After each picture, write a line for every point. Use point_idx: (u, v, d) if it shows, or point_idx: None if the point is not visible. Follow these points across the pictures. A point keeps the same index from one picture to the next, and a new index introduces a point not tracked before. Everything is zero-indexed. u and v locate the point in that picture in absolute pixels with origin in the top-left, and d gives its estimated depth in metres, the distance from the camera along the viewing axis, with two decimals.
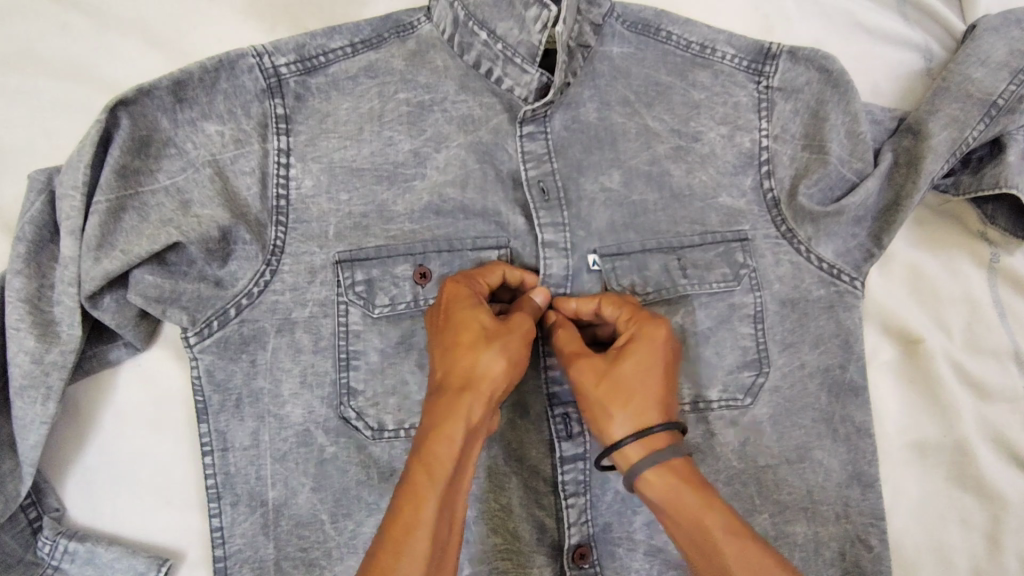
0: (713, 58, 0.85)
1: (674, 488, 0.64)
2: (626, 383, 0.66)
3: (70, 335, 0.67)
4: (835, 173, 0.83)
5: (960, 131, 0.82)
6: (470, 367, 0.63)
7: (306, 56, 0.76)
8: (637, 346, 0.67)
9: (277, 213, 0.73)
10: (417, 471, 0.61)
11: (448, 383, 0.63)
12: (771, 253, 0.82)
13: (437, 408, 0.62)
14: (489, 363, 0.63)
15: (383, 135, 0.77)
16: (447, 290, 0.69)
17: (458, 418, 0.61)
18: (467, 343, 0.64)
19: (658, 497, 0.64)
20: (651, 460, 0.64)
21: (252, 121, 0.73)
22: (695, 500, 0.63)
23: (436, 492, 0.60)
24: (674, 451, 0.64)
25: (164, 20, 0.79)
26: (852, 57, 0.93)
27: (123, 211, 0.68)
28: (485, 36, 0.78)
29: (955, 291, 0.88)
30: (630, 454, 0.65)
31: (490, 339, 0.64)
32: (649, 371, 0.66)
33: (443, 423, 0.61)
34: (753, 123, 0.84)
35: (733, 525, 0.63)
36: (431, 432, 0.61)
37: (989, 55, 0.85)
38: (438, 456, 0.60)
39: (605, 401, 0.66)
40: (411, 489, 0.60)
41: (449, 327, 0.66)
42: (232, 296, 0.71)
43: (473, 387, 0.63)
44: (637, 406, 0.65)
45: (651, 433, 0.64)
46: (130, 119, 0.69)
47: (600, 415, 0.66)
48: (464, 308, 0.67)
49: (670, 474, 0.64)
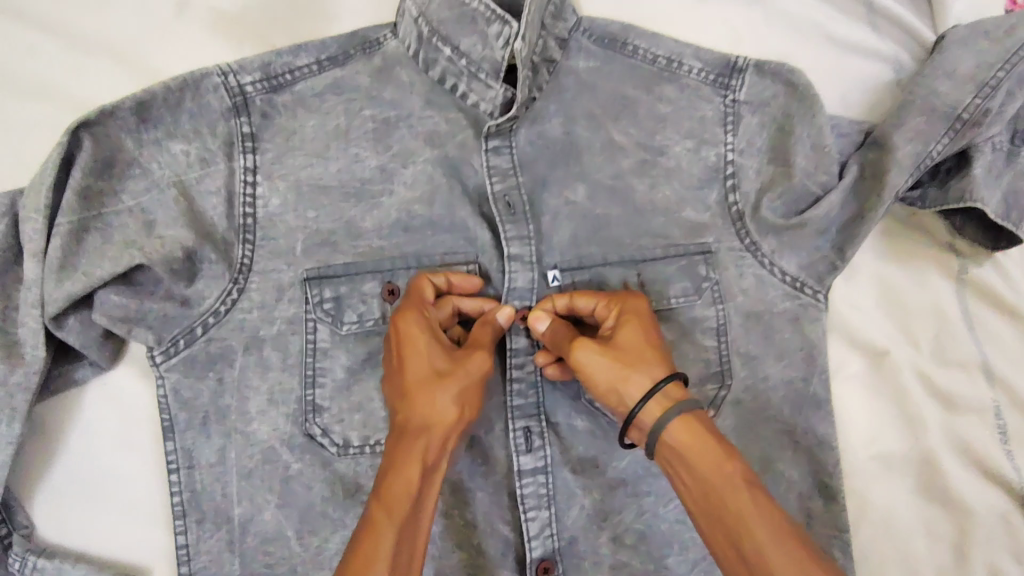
0: (680, 72, 0.86)
1: (702, 437, 0.64)
2: (634, 349, 0.68)
3: (34, 356, 0.68)
4: (801, 187, 0.83)
5: (925, 145, 0.82)
6: (425, 411, 0.65)
7: (272, 74, 0.76)
8: (630, 318, 0.71)
9: (243, 231, 0.73)
10: (375, 508, 0.62)
11: (407, 424, 0.65)
12: (736, 266, 0.83)
13: (394, 449, 0.64)
14: (445, 403, 0.65)
15: (349, 152, 0.78)
16: (397, 327, 0.69)
17: (416, 460, 0.63)
18: (420, 385, 0.66)
19: (687, 449, 0.63)
20: (677, 408, 0.64)
21: (218, 140, 0.74)
22: (721, 449, 0.63)
23: (395, 529, 0.61)
24: (694, 401, 0.66)
25: (131, 39, 0.79)
26: (823, 70, 0.93)
27: (87, 233, 0.69)
28: (449, 51, 0.78)
29: (921, 302, 0.89)
30: (653, 409, 0.66)
31: (445, 380, 0.66)
32: (648, 338, 0.70)
33: (401, 464, 0.63)
34: (719, 136, 0.85)
35: (750, 476, 0.64)
36: (390, 470, 0.63)
37: (956, 68, 0.84)
38: (396, 494, 0.62)
39: (620, 365, 0.67)
40: (372, 524, 0.61)
41: (404, 368, 0.67)
42: (199, 314, 0.71)
43: (431, 427, 0.65)
44: (650, 367, 0.67)
45: (668, 386, 0.66)
46: (92, 141, 0.70)
47: (619, 379, 0.67)
48: (418, 347, 0.68)
49: (697, 422, 0.65)
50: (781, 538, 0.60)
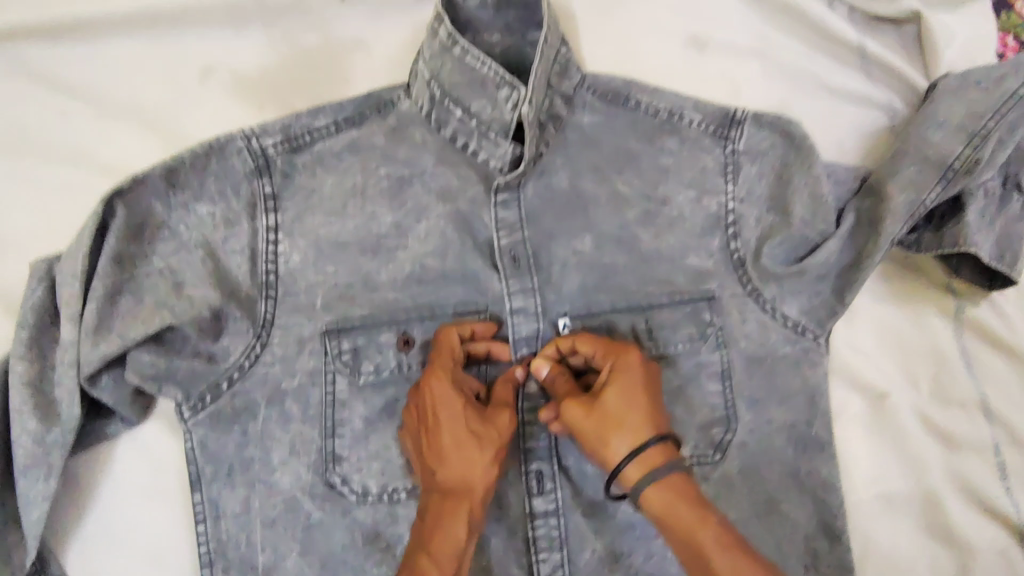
0: (681, 124, 0.89)
1: (674, 504, 0.68)
2: (615, 412, 0.70)
3: (71, 415, 0.70)
4: (799, 235, 0.86)
5: (918, 194, 0.85)
6: (465, 474, 0.70)
7: (293, 135, 0.81)
8: (618, 376, 0.72)
9: (266, 288, 0.77)
10: (424, 564, 0.68)
11: (448, 486, 0.70)
12: (739, 311, 0.86)
13: (439, 510, 0.70)
14: (484, 466, 0.71)
15: (365, 210, 0.82)
16: (429, 389, 0.72)
17: (461, 520, 0.70)
18: (458, 450, 0.70)
19: (658, 514, 0.69)
20: (648, 479, 0.68)
21: (242, 201, 0.78)
22: (692, 515, 0.68)
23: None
24: (671, 467, 0.69)
25: (158, 104, 0.83)
26: (819, 118, 0.96)
27: (119, 296, 0.72)
28: (460, 112, 0.81)
29: (920, 344, 0.92)
30: (631, 472, 0.70)
31: (483, 444, 0.71)
32: (635, 397, 0.71)
33: (450, 525, 0.69)
34: (719, 186, 0.88)
35: (724, 536, 0.68)
36: (438, 529, 0.69)
37: (947, 117, 0.87)
38: (445, 551, 0.68)
39: (599, 432, 0.70)
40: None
41: (439, 431, 0.71)
42: (225, 369, 0.75)
43: (471, 489, 0.70)
44: (631, 430, 0.70)
45: (646, 452, 0.69)
46: (125, 208, 0.74)
47: (597, 445, 0.70)
48: (453, 411, 0.71)
49: (669, 491, 0.69)
50: None
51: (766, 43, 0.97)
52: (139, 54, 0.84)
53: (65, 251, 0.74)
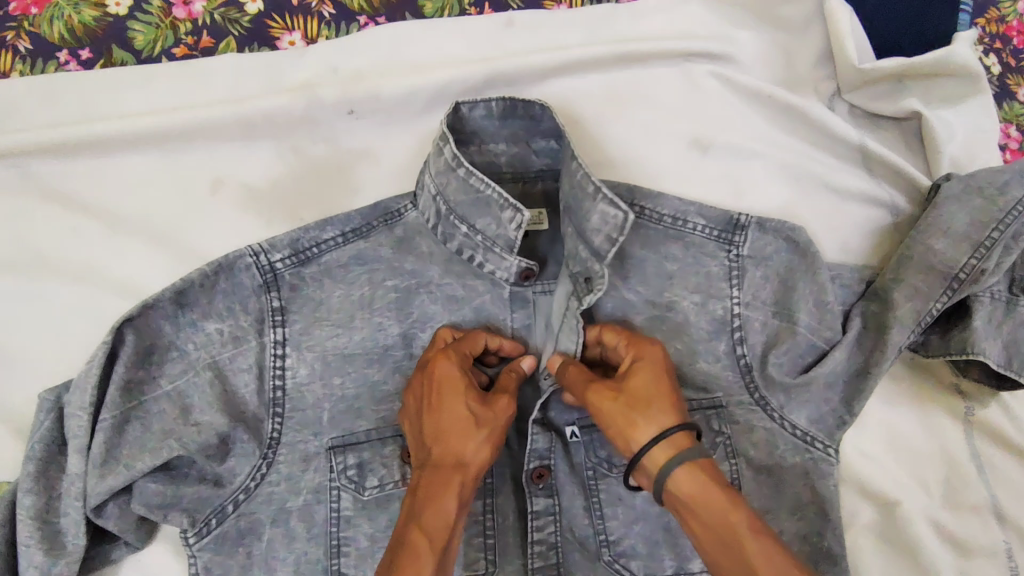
0: (685, 230, 0.89)
1: (705, 486, 0.66)
2: (642, 394, 0.71)
3: (75, 545, 0.72)
4: (805, 341, 0.86)
5: (923, 303, 0.85)
6: (461, 449, 0.69)
7: (300, 249, 0.80)
8: (644, 363, 0.73)
9: (273, 406, 0.77)
10: (417, 540, 0.64)
11: (439, 462, 0.68)
12: (746, 419, 0.85)
13: (431, 483, 0.67)
14: (477, 447, 0.69)
15: (372, 320, 0.81)
16: (436, 369, 0.73)
17: (450, 495, 0.66)
18: (459, 427, 0.69)
19: (689, 498, 0.66)
20: (679, 459, 0.67)
21: (250, 317, 0.78)
22: (724, 498, 0.66)
23: (436, 558, 0.64)
24: (697, 450, 0.68)
25: (169, 220, 0.86)
26: (821, 218, 0.97)
27: (128, 424, 0.73)
28: (465, 229, 0.81)
29: (930, 446, 0.91)
30: (657, 456, 0.68)
31: (478, 420, 0.70)
32: (661, 382, 0.72)
33: (440, 497, 0.66)
34: (724, 291, 0.88)
35: (757, 521, 0.66)
36: (428, 505, 0.66)
37: (949, 226, 0.87)
38: (435, 525, 0.65)
39: (627, 412, 0.70)
40: (411, 550, 0.64)
41: (446, 404, 0.71)
42: (230, 492, 0.75)
43: (463, 468, 0.68)
44: (658, 412, 0.69)
45: (674, 435, 0.68)
46: (134, 333, 0.75)
47: (624, 424, 0.70)
48: (459, 386, 0.71)
49: (698, 472, 0.67)
50: None
51: (767, 144, 0.98)
52: (153, 168, 0.88)
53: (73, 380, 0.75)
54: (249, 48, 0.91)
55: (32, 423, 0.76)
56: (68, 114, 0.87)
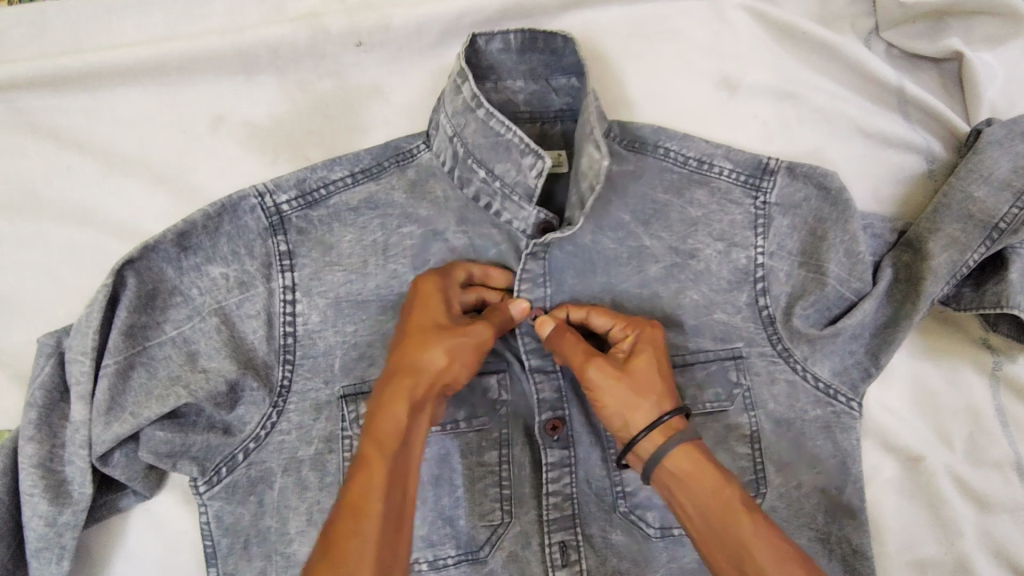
0: (711, 173, 0.85)
1: (701, 465, 0.66)
2: (644, 377, 0.70)
3: (81, 494, 0.70)
4: (833, 293, 0.83)
5: (960, 253, 0.81)
6: (416, 358, 0.67)
7: (307, 190, 0.76)
8: (647, 346, 0.72)
9: (283, 353, 0.74)
10: (368, 445, 0.64)
11: (397, 371, 0.67)
12: (768, 372, 0.83)
13: (384, 391, 0.66)
14: (433, 355, 0.67)
15: (386, 267, 0.77)
16: (416, 288, 0.73)
17: (401, 400, 0.65)
18: (419, 336, 0.69)
19: (688, 480, 0.66)
20: (678, 440, 0.67)
21: (256, 261, 0.74)
22: (718, 477, 0.66)
23: (387, 462, 0.63)
24: (692, 433, 0.68)
25: (168, 159, 0.82)
26: (853, 165, 0.92)
27: (132, 371, 0.70)
28: (483, 173, 0.76)
29: (955, 401, 0.89)
30: (655, 440, 0.68)
31: (436, 328, 0.69)
32: (660, 368, 0.71)
33: (390, 402, 0.65)
34: (749, 240, 0.84)
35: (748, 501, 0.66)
36: (379, 412, 0.65)
37: (991, 172, 0.83)
38: (387, 431, 0.64)
39: (630, 391, 0.69)
40: (364, 458, 0.63)
41: (411, 321, 0.71)
42: (240, 441, 0.73)
43: (418, 375, 0.67)
44: (658, 396, 0.69)
45: (671, 417, 0.68)
46: (136, 277, 0.72)
47: (625, 404, 0.69)
48: (422, 301, 0.72)
49: (697, 454, 0.67)
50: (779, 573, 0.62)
51: (800, 86, 0.92)
52: (148, 103, 0.82)
53: (73, 327, 0.73)
54: None
55: (32, 371, 0.74)
56: (55, 43, 0.82)
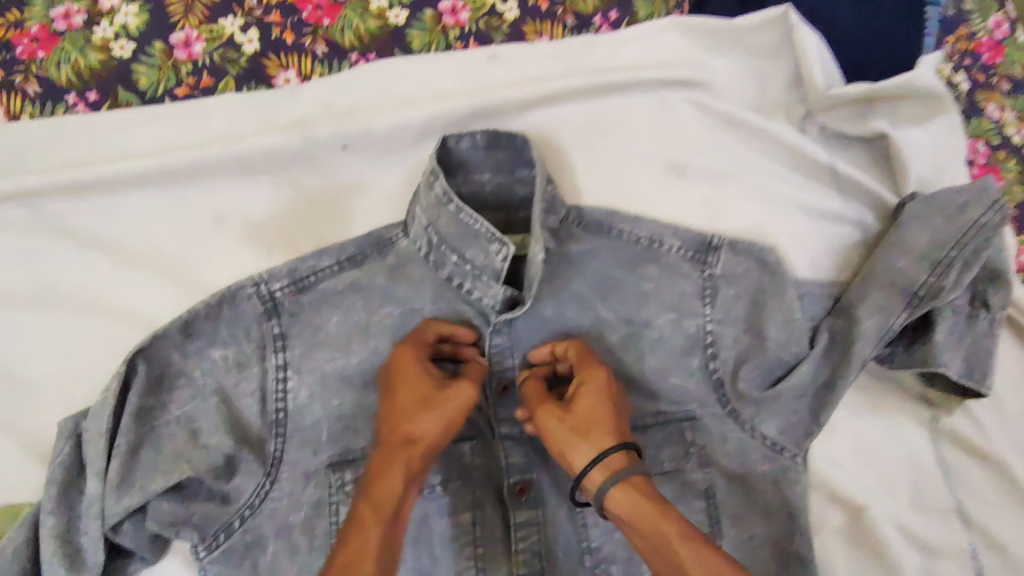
0: (661, 251, 0.94)
1: (638, 500, 0.72)
2: (584, 418, 0.78)
3: (94, 562, 0.77)
4: (774, 356, 0.91)
5: (885, 318, 0.90)
6: (408, 427, 0.76)
7: (298, 277, 0.86)
8: (589, 389, 0.80)
9: (275, 426, 0.82)
10: (365, 508, 0.72)
11: (392, 440, 0.76)
12: (721, 431, 0.90)
13: (382, 459, 0.75)
14: (423, 425, 0.76)
15: (369, 345, 0.86)
16: (395, 358, 0.82)
17: (399, 468, 0.73)
18: (408, 407, 0.77)
19: (626, 515, 0.73)
20: (613, 477, 0.73)
21: (252, 344, 0.84)
22: (655, 510, 0.72)
23: (383, 524, 0.71)
24: (633, 469, 0.74)
25: (174, 253, 0.92)
26: (794, 235, 1.01)
27: (141, 448, 0.79)
28: (455, 258, 0.85)
29: (897, 452, 0.96)
30: (596, 476, 0.75)
31: (426, 400, 0.77)
32: (602, 407, 0.79)
33: (388, 470, 0.73)
34: (698, 309, 0.92)
35: (687, 529, 0.71)
36: (377, 478, 0.73)
37: (911, 245, 0.92)
38: (383, 495, 0.72)
39: (571, 433, 0.77)
40: (361, 520, 0.71)
41: (396, 391, 0.79)
42: (237, 509, 0.81)
43: (411, 444, 0.75)
44: (597, 436, 0.77)
45: (611, 455, 0.75)
46: (146, 363, 0.81)
47: (567, 446, 0.77)
48: (408, 373, 0.79)
49: (634, 490, 0.73)
50: None
51: (743, 166, 1.03)
52: (158, 203, 0.93)
53: (89, 410, 0.81)
54: (247, 86, 0.96)
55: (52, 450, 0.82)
56: (76, 154, 0.93)
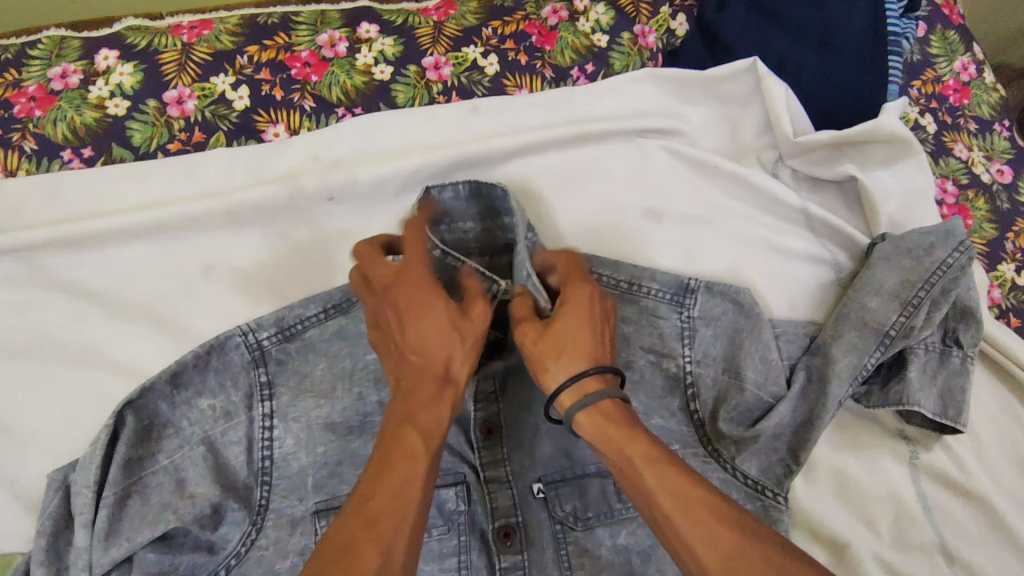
0: (640, 293, 0.97)
1: (606, 424, 0.71)
2: (563, 338, 0.76)
3: None
4: (752, 397, 0.93)
5: (859, 357, 0.92)
6: (439, 360, 0.74)
7: (285, 325, 0.87)
8: (570, 309, 0.78)
9: (261, 474, 0.84)
10: (408, 436, 0.68)
11: (422, 372, 0.73)
12: (702, 473, 0.90)
13: (420, 392, 0.72)
14: (457, 358, 0.75)
15: (353, 391, 0.88)
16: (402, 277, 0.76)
17: (444, 403, 0.72)
18: (439, 335, 0.74)
19: (594, 437, 0.72)
20: (583, 400, 0.72)
21: (240, 392, 0.85)
22: (625, 435, 0.70)
23: (428, 454, 0.68)
24: (604, 392, 0.73)
25: (165, 304, 0.94)
26: (770, 276, 1.04)
27: (128, 499, 0.80)
28: None
29: (877, 489, 0.97)
30: (567, 399, 0.74)
31: (465, 337, 0.75)
32: (581, 328, 0.77)
33: (430, 404, 0.71)
34: (677, 350, 0.95)
35: (655, 452, 0.69)
36: (420, 409, 0.71)
37: (881, 285, 0.95)
38: (428, 425, 0.70)
39: (545, 354, 0.76)
40: (406, 447, 0.68)
41: (414, 318, 0.75)
42: (223, 558, 0.81)
43: (444, 381, 0.74)
44: (569, 356, 0.75)
45: (584, 378, 0.74)
46: (134, 414, 0.82)
47: (540, 366, 0.76)
48: (433, 298, 0.75)
49: (600, 415, 0.72)
50: (696, 517, 0.63)
51: (718, 211, 1.06)
52: (149, 255, 0.95)
53: (79, 462, 0.83)
54: (237, 141, 1.01)
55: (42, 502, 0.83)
56: (70, 208, 0.96)
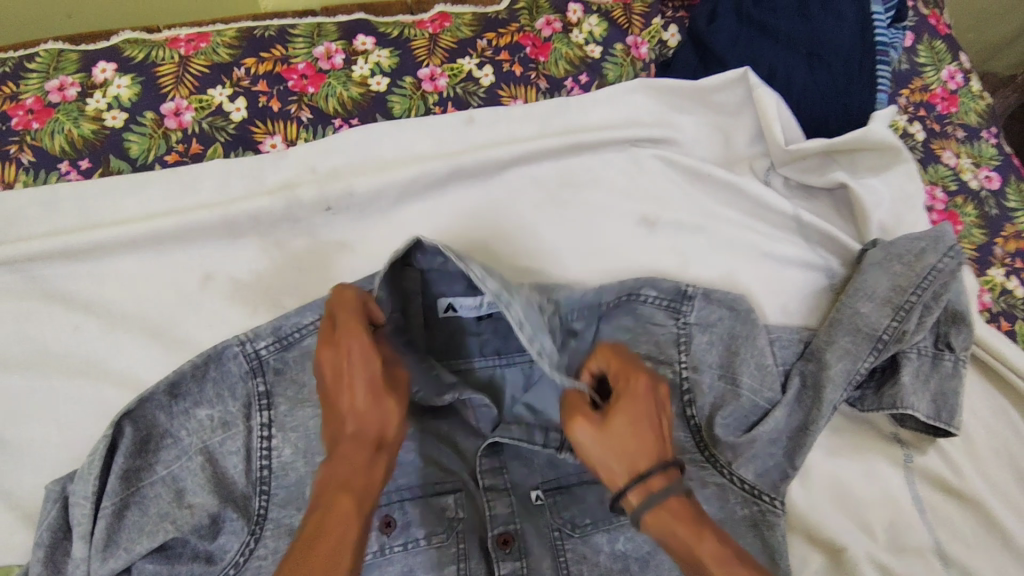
0: (636, 301, 0.97)
1: (674, 526, 0.67)
2: (622, 436, 0.70)
3: None
4: (748, 402, 0.94)
5: (853, 362, 0.93)
6: (376, 423, 0.70)
7: (283, 335, 0.87)
8: (627, 400, 0.72)
9: (260, 484, 0.83)
10: (340, 502, 0.65)
11: (358, 435, 0.69)
12: (699, 479, 0.90)
13: (352, 456, 0.68)
14: (393, 421, 0.71)
15: None
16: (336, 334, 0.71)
17: (378, 466, 0.69)
18: (371, 399, 0.70)
19: (660, 537, 0.68)
20: (649, 504, 0.67)
21: (238, 402, 0.85)
22: (692, 536, 0.67)
23: (362, 518, 0.66)
24: (670, 492, 0.68)
25: (163, 314, 0.94)
26: (764, 282, 1.05)
27: (127, 510, 0.80)
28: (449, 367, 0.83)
29: (873, 493, 0.98)
30: (632, 498, 0.69)
31: (400, 399, 0.72)
32: (642, 423, 0.71)
33: (363, 467, 0.67)
34: (673, 357, 0.95)
35: (722, 550, 0.67)
36: (351, 473, 0.67)
37: (874, 291, 0.96)
38: (360, 490, 0.66)
39: (607, 451, 0.70)
40: (336, 514, 0.65)
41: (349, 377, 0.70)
42: (221, 568, 0.80)
43: (380, 444, 0.70)
44: (632, 456, 0.69)
45: (649, 479, 0.68)
46: (132, 425, 0.82)
47: (602, 464, 0.70)
48: (373, 359, 0.71)
49: (668, 514, 0.67)
50: None
51: (712, 219, 1.08)
52: (147, 266, 0.96)
53: (77, 472, 0.83)
54: (234, 153, 1.02)
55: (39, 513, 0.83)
56: (68, 220, 0.96)
